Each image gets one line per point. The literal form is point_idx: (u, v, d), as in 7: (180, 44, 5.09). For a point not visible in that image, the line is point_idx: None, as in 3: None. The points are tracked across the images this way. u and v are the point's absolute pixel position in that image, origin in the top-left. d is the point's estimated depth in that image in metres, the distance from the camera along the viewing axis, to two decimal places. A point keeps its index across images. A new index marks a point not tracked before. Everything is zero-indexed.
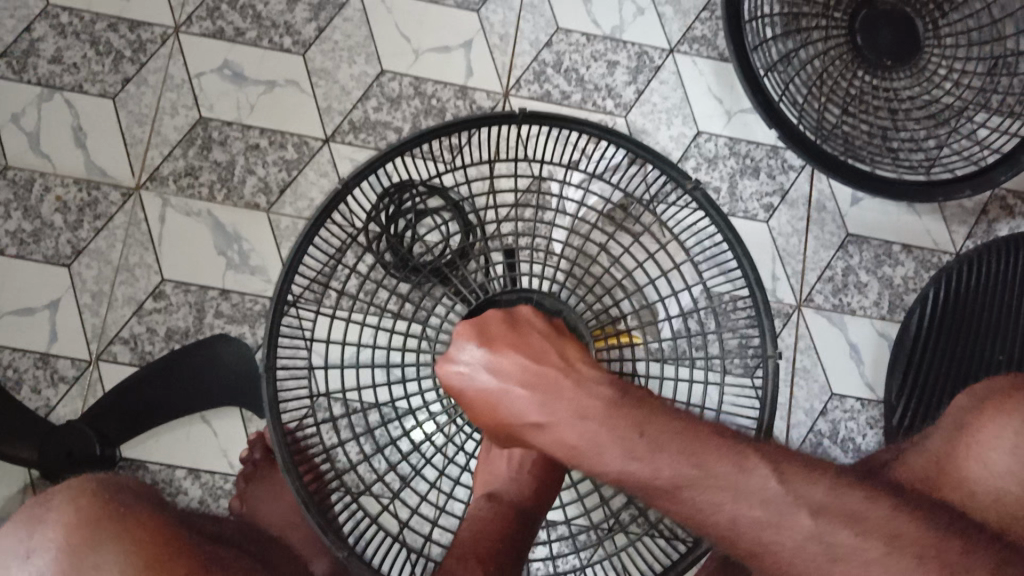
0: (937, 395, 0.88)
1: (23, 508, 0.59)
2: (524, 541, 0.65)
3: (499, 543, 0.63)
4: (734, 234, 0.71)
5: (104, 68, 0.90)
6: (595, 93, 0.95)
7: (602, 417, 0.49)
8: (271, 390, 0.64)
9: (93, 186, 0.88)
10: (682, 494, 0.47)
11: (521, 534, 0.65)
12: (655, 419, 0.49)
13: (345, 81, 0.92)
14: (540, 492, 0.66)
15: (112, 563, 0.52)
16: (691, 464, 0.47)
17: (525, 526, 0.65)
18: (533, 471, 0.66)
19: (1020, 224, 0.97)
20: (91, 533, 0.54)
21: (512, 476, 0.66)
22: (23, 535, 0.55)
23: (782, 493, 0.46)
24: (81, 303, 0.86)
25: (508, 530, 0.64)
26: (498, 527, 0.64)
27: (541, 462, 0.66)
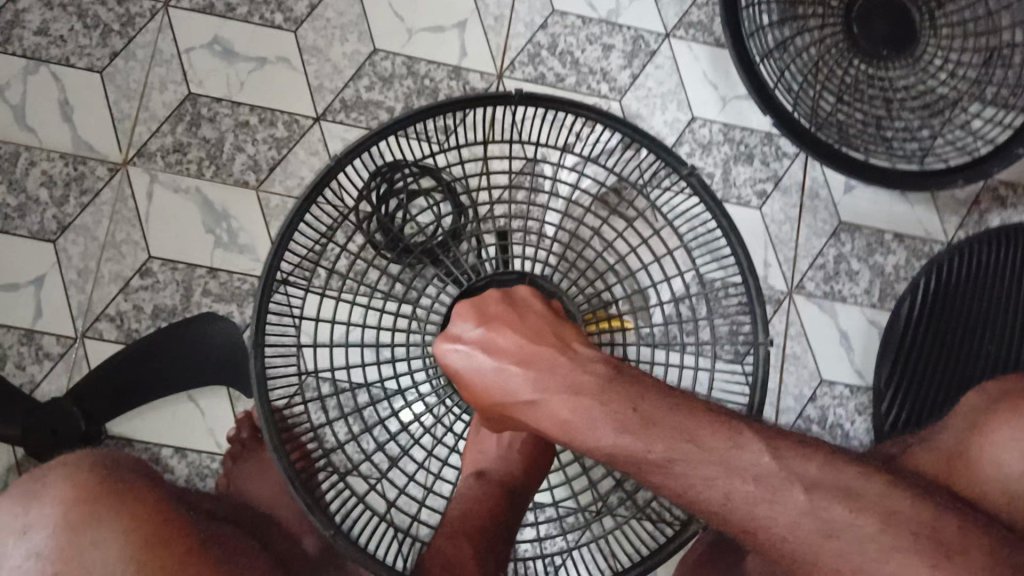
0: (923, 382, 0.88)
1: (17, 479, 0.57)
2: (512, 520, 0.65)
3: (489, 520, 0.63)
4: (729, 219, 0.71)
5: (91, 41, 0.89)
6: (590, 76, 0.95)
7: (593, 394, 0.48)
8: (258, 364, 0.64)
9: (79, 161, 0.87)
10: (672, 468, 0.46)
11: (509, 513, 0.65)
12: (646, 397, 0.48)
13: (337, 59, 0.91)
14: (529, 473, 0.66)
15: (112, 539, 0.51)
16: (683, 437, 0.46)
17: (515, 505, 0.66)
18: (522, 451, 0.66)
19: (1011, 216, 0.97)
20: (90, 507, 0.53)
21: (501, 454, 0.65)
22: (20, 512, 0.54)
23: (770, 471, 0.46)
24: (66, 279, 0.85)
25: (497, 508, 0.64)
26: (488, 505, 0.64)
27: (531, 441, 0.66)
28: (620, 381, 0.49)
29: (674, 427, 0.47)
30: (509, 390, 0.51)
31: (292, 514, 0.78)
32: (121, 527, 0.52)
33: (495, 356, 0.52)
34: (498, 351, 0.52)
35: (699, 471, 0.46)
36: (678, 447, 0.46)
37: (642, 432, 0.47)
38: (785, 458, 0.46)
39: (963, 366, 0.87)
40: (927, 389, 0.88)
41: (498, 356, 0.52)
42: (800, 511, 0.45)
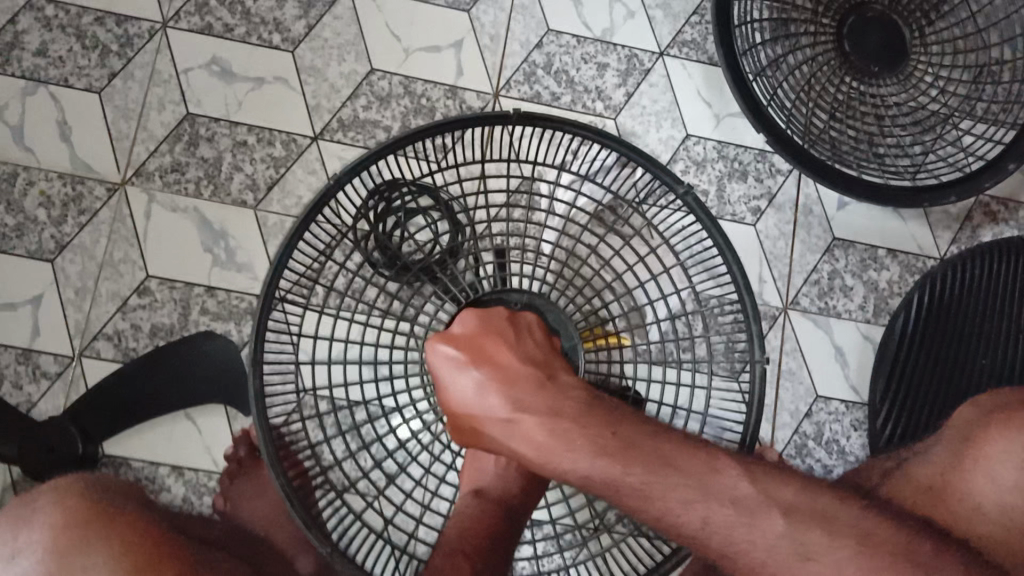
0: (919, 397, 0.89)
1: (10, 503, 0.58)
2: (510, 540, 0.65)
3: (486, 541, 0.63)
4: (725, 237, 0.72)
5: (90, 62, 0.89)
6: (585, 95, 0.95)
7: (573, 421, 0.51)
8: (257, 384, 0.64)
9: (78, 181, 0.87)
10: (653, 496, 0.49)
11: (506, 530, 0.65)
12: (623, 428, 0.51)
13: (334, 79, 0.92)
14: (526, 492, 0.66)
15: (99, 563, 0.52)
16: (661, 465, 0.49)
17: (512, 524, 0.65)
18: (519, 472, 0.65)
19: (1003, 231, 0.98)
20: (84, 531, 0.53)
21: (497, 474, 0.65)
22: (10, 536, 0.54)
23: (747, 494, 0.48)
24: (63, 298, 0.85)
25: (495, 528, 0.64)
26: (485, 525, 0.64)
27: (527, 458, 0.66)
28: (596, 411, 0.52)
29: (646, 457, 0.50)
30: (493, 416, 0.54)
31: (288, 533, 0.78)
32: (112, 548, 0.52)
33: (481, 383, 0.54)
34: (485, 378, 0.55)
35: (673, 494, 0.49)
36: (656, 472, 0.49)
37: (616, 461, 0.49)
38: (759, 483, 0.49)
39: (956, 381, 0.88)
40: (922, 404, 0.89)
41: (484, 384, 0.54)
42: (783, 531, 0.47)
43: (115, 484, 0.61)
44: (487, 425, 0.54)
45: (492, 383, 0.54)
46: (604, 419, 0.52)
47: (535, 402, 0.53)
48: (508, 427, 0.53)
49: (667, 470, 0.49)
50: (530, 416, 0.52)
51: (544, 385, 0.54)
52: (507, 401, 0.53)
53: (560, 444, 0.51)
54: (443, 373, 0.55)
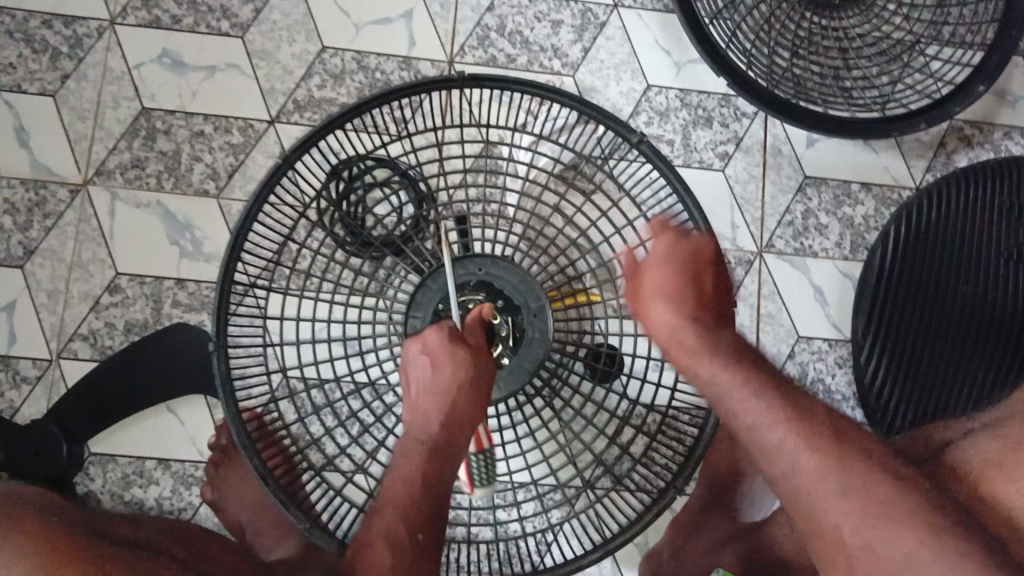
0: (902, 332, 0.88)
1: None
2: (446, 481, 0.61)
3: (432, 489, 0.60)
4: (684, 184, 0.70)
5: (41, 65, 0.89)
6: (541, 54, 0.94)
7: (754, 367, 0.56)
8: (222, 366, 0.64)
9: (40, 186, 0.87)
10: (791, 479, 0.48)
11: (444, 476, 0.61)
12: (758, 369, 0.56)
13: (286, 60, 0.91)
14: (462, 430, 0.62)
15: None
16: (822, 445, 0.48)
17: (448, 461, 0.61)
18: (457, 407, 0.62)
19: (979, 155, 0.97)
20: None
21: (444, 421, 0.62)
22: None
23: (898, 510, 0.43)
24: (37, 303, 0.86)
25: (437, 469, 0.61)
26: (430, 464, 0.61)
27: (470, 402, 0.62)
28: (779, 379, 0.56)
29: (768, 394, 0.52)
30: (668, 309, 0.61)
31: (275, 517, 0.80)
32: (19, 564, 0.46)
33: (673, 282, 0.62)
34: (693, 317, 0.60)
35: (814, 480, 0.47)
36: (823, 457, 0.47)
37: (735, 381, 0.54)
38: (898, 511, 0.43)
39: (938, 314, 0.87)
40: (906, 338, 0.88)
41: (687, 296, 0.61)
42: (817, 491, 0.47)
43: (13, 493, 0.55)
44: (656, 321, 0.61)
45: (695, 322, 0.60)
46: (785, 387, 0.54)
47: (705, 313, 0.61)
48: (690, 327, 0.59)
49: (798, 420, 0.50)
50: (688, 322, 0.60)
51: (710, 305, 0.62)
52: (687, 307, 0.61)
53: (738, 380, 0.54)
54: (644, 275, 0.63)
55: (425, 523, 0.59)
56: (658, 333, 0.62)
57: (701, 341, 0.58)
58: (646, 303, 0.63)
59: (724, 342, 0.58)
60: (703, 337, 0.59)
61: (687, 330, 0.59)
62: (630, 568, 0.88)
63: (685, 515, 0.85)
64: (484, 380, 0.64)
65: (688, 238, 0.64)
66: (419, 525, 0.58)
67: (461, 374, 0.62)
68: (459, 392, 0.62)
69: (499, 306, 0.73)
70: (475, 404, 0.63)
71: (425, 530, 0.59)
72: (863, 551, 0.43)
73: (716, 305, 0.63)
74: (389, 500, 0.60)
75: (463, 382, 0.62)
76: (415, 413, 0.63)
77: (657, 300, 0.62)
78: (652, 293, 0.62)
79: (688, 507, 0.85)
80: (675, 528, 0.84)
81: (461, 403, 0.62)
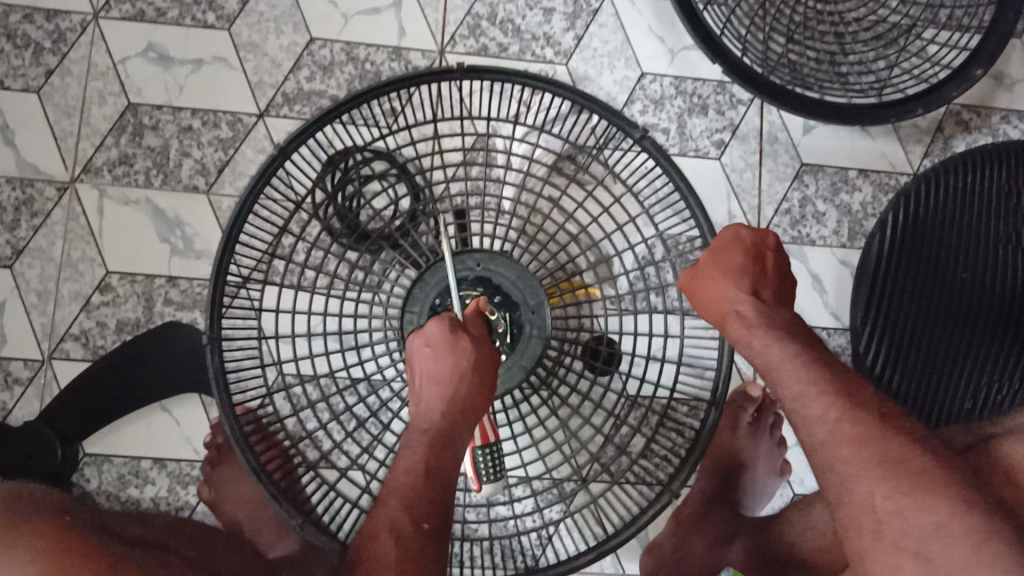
0: (900, 320, 0.87)
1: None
2: (450, 470, 0.59)
3: (435, 478, 0.58)
4: (684, 176, 0.69)
5: (24, 61, 0.87)
6: (533, 43, 0.92)
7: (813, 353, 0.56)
8: (217, 361, 0.63)
9: (26, 184, 0.86)
10: (832, 469, 0.50)
11: (446, 466, 0.59)
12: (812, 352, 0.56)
13: (274, 53, 0.89)
14: (465, 420, 0.61)
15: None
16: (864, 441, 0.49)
17: (453, 450, 0.60)
18: (462, 396, 0.61)
19: (976, 139, 0.96)
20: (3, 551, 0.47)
21: (450, 410, 0.61)
22: None
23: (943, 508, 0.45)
24: (27, 303, 0.85)
25: (441, 457, 0.59)
26: (434, 452, 0.59)
27: (477, 390, 0.61)
28: (840, 370, 0.55)
29: (816, 379, 0.54)
30: (738, 294, 0.59)
31: (272, 516, 0.79)
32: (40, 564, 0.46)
33: (736, 266, 0.60)
34: (754, 303, 0.59)
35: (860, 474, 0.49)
36: (868, 454, 0.49)
37: (784, 355, 0.55)
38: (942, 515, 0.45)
39: (937, 301, 0.87)
40: (905, 326, 0.87)
41: (753, 281, 0.60)
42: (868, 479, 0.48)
43: (34, 491, 0.55)
44: (728, 305, 0.59)
45: (751, 305, 0.58)
46: (839, 376, 0.54)
47: (771, 301, 0.59)
48: (744, 306, 0.59)
49: (839, 395, 0.52)
50: (754, 305, 0.58)
51: (773, 291, 0.61)
52: (752, 288, 0.60)
53: (790, 359, 0.55)
54: (708, 255, 0.61)
55: (428, 512, 0.57)
56: (723, 317, 0.60)
57: (754, 318, 0.58)
58: (707, 291, 0.61)
59: (777, 324, 0.57)
60: (756, 317, 0.58)
61: (738, 312, 0.59)
62: (630, 560, 0.88)
63: (686, 508, 0.83)
64: (490, 369, 0.62)
65: (747, 225, 0.62)
66: (422, 514, 0.57)
67: (467, 362, 0.61)
68: (462, 380, 0.61)
69: (496, 301, 0.72)
70: (479, 394, 0.62)
71: (428, 518, 0.57)
72: (894, 521, 0.46)
73: (780, 293, 0.61)
74: (392, 488, 0.58)
75: (467, 370, 0.61)
76: (418, 402, 0.62)
77: (717, 278, 0.60)
78: (716, 272, 0.61)
79: (690, 498, 0.83)
80: (676, 521, 0.82)
81: (466, 391, 0.61)
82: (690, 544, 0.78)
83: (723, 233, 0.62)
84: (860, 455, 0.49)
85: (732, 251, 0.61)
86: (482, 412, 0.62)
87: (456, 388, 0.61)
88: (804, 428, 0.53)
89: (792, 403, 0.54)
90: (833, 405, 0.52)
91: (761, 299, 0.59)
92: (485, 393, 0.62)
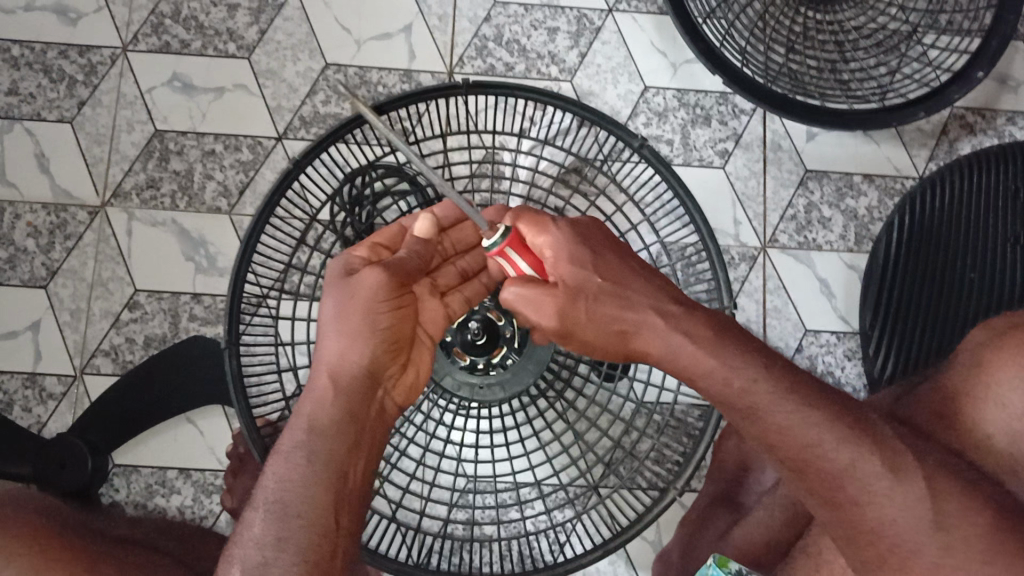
0: (908, 324, 0.87)
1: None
2: (345, 415, 0.54)
3: (330, 429, 0.53)
4: (684, 186, 0.69)
5: (58, 94, 0.92)
6: (538, 61, 0.96)
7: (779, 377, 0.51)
8: (235, 365, 0.65)
9: (61, 209, 0.91)
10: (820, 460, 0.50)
11: (332, 434, 0.53)
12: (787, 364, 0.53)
13: (291, 79, 0.94)
14: (349, 382, 0.55)
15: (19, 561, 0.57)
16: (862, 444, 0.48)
17: (344, 392, 0.55)
18: (356, 329, 0.55)
19: (982, 141, 0.97)
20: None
21: (343, 346, 0.55)
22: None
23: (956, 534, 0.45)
24: (60, 322, 0.89)
25: (337, 405, 0.54)
26: (328, 400, 0.54)
27: (367, 320, 0.55)
28: (804, 380, 0.51)
29: (807, 397, 0.50)
30: (628, 311, 0.54)
31: None
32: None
33: (595, 259, 0.55)
34: (650, 316, 0.53)
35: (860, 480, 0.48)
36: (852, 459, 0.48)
37: (780, 387, 0.50)
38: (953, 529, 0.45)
39: (945, 304, 0.87)
40: (913, 328, 0.87)
41: (603, 274, 0.54)
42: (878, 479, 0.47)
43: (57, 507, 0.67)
44: (628, 322, 0.54)
45: (656, 325, 0.53)
46: (819, 391, 0.51)
47: (691, 308, 0.54)
48: (656, 329, 0.53)
49: (835, 411, 0.50)
50: (700, 320, 0.53)
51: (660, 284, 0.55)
52: (622, 289, 0.54)
53: (776, 390, 0.50)
54: (552, 249, 0.55)
55: (305, 522, 0.50)
56: (648, 334, 0.53)
57: (692, 348, 0.52)
58: (602, 306, 0.54)
59: (707, 337, 0.52)
60: (692, 344, 0.52)
61: (666, 344, 0.53)
62: (644, 566, 0.90)
63: (692, 514, 0.84)
64: (376, 283, 0.54)
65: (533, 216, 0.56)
66: (297, 521, 0.50)
67: (353, 287, 0.55)
68: (355, 313, 0.55)
69: (502, 308, 0.73)
70: (355, 343, 0.55)
71: (339, 498, 0.52)
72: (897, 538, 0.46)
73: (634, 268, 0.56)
74: (284, 438, 0.54)
75: (333, 323, 0.55)
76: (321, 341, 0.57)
77: (571, 276, 0.54)
78: (567, 267, 0.54)
79: (697, 502, 0.84)
80: (684, 525, 0.83)
81: (357, 324, 0.55)
82: (698, 544, 0.79)
83: (547, 229, 0.55)
84: (894, 493, 0.47)
85: (567, 238, 0.55)
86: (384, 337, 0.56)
87: (348, 322, 0.55)
88: (821, 470, 0.49)
89: (785, 427, 0.50)
90: (855, 442, 0.48)
91: (679, 310, 0.53)
92: (371, 339, 0.55)
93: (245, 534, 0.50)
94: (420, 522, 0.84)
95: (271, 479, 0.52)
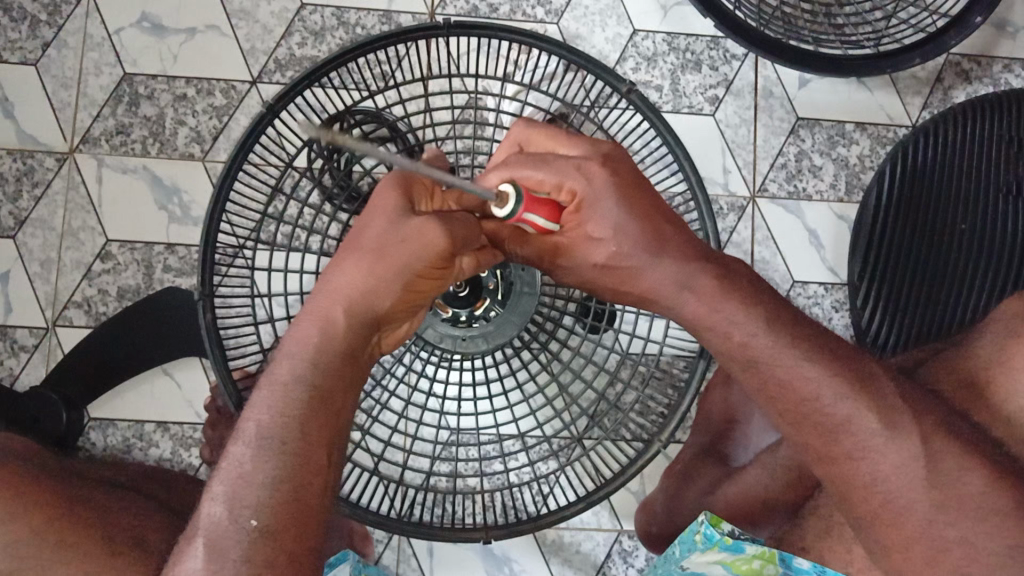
0: (895, 277, 0.86)
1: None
2: (346, 374, 0.48)
3: (329, 382, 0.48)
4: (673, 132, 0.66)
5: (20, 34, 0.88)
6: (523, 2, 0.92)
7: (772, 330, 0.50)
8: (209, 317, 0.63)
9: (27, 156, 0.87)
10: (806, 413, 0.49)
11: (334, 387, 0.48)
12: (777, 315, 0.51)
13: (265, 19, 0.90)
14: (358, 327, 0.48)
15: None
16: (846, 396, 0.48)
17: (350, 346, 0.48)
18: (383, 279, 0.47)
19: (977, 89, 0.94)
20: (12, 538, 0.54)
21: (365, 292, 0.48)
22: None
23: None
24: (30, 273, 0.87)
25: (342, 359, 0.48)
26: (332, 351, 0.48)
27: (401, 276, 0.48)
28: (796, 330, 0.50)
29: (794, 348, 0.49)
30: (652, 271, 0.50)
31: None
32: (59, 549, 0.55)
33: (631, 216, 0.50)
34: (677, 267, 0.50)
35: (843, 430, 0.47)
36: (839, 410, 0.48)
37: (767, 337, 0.50)
38: None
39: (933, 256, 0.86)
40: (900, 280, 0.86)
41: (644, 241, 0.50)
42: None
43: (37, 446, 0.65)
44: (655, 283, 0.51)
45: (677, 275, 0.50)
46: (809, 342, 0.50)
47: (698, 265, 0.51)
48: (676, 278, 0.50)
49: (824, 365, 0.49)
50: (705, 276, 0.50)
51: (683, 238, 0.51)
52: (658, 253, 0.50)
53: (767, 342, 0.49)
54: (593, 216, 0.50)
55: (300, 467, 0.46)
56: (667, 284, 0.51)
57: (701, 297, 0.50)
58: (627, 271, 0.51)
59: (723, 290, 0.50)
60: (701, 291, 0.50)
61: (684, 290, 0.50)
62: (628, 517, 0.90)
63: (677, 465, 0.84)
64: (423, 240, 0.46)
65: (586, 173, 0.49)
66: (288, 470, 0.46)
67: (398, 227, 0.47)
68: (386, 259, 0.47)
69: (486, 259, 0.71)
70: (375, 287, 0.48)
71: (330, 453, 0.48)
72: None
73: (682, 239, 0.51)
74: (278, 372, 0.48)
75: (363, 258, 0.48)
76: (338, 268, 0.49)
77: (607, 245, 0.50)
78: (606, 236, 0.50)
79: (682, 454, 0.84)
80: (668, 475, 0.83)
81: (389, 276, 0.47)
82: (683, 495, 0.79)
83: (596, 190, 0.49)
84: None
85: (613, 204, 0.49)
86: (411, 297, 0.49)
87: (380, 271, 0.47)
88: (813, 422, 0.49)
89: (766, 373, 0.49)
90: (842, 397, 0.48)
91: (684, 267, 0.50)
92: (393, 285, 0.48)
93: (233, 470, 0.46)
94: (402, 476, 0.84)
95: (264, 420, 0.47)
